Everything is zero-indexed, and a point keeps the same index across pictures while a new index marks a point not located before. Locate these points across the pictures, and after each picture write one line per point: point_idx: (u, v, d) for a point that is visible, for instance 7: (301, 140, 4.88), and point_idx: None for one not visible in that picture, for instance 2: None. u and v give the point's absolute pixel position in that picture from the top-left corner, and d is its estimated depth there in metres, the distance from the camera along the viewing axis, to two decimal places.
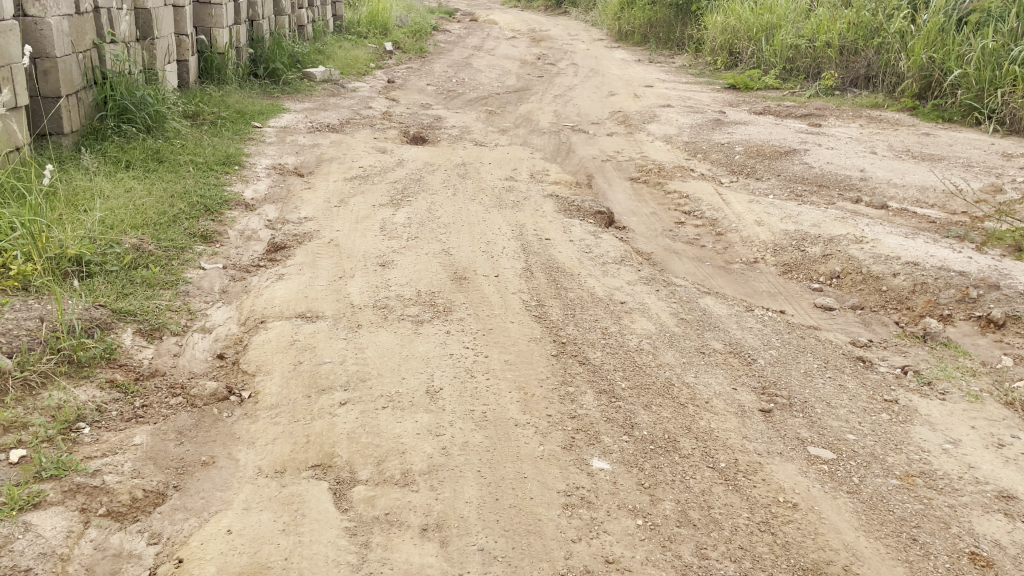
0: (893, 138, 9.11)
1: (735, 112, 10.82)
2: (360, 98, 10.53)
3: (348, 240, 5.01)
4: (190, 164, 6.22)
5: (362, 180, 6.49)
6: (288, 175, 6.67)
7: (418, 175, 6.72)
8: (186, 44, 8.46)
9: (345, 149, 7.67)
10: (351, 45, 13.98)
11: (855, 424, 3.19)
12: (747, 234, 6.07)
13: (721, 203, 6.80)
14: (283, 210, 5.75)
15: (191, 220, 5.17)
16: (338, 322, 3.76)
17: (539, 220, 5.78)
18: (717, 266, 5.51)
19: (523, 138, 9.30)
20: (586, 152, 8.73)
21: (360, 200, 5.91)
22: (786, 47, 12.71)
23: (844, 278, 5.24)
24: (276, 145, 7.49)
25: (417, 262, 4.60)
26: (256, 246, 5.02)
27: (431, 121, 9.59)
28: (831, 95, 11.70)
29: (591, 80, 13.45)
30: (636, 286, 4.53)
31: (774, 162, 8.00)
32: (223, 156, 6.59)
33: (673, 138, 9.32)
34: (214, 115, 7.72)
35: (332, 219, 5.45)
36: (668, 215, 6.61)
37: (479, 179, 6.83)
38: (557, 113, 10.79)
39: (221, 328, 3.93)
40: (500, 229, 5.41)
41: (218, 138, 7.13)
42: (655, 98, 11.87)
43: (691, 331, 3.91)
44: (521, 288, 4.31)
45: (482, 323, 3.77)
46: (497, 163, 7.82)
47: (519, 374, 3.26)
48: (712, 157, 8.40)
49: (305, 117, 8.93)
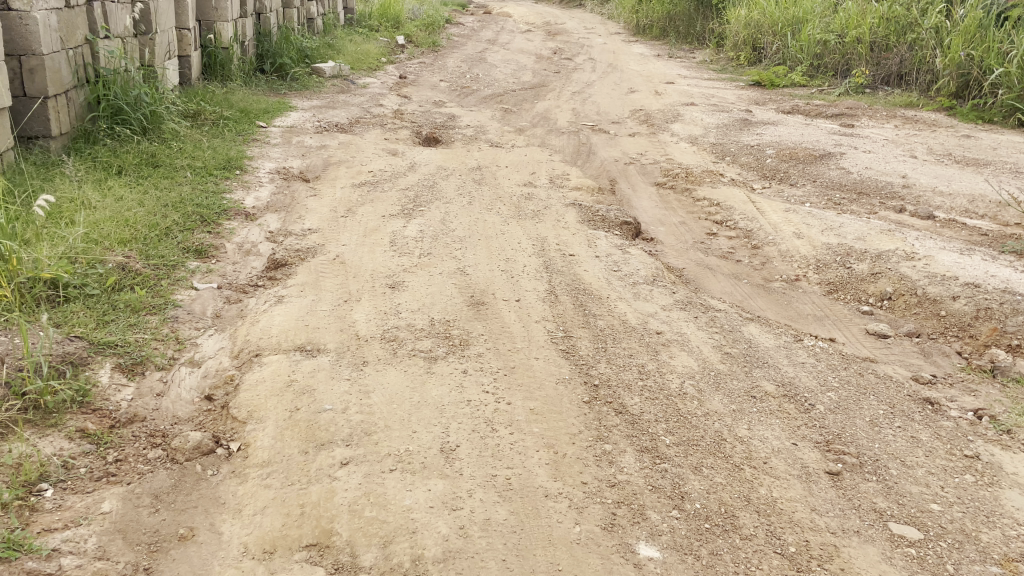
0: (933, 140, 8.61)
1: (762, 110, 10.33)
2: (370, 95, 10.11)
3: (354, 257, 4.59)
4: (188, 169, 5.82)
5: (371, 187, 6.07)
6: (292, 180, 6.26)
7: (430, 181, 6.30)
8: (188, 39, 8.06)
9: (354, 151, 7.25)
10: (362, 39, 13.57)
11: (939, 490, 2.75)
12: (786, 247, 5.62)
13: (756, 212, 6.34)
14: (285, 220, 5.34)
15: (185, 233, 4.78)
16: (342, 358, 3.34)
17: (561, 232, 5.35)
18: (756, 285, 5.06)
19: (540, 138, 8.86)
20: (607, 154, 8.28)
21: (368, 210, 5.49)
22: (813, 42, 12.19)
23: (897, 300, 4.77)
24: (280, 147, 7.08)
25: (430, 284, 4.18)
26: (255, 263, 4.61)
27: (444, 120, 9.17)
28: (861, 94, 11.18)
29: (610, 76, 12.97)
30: (671, 311, 4.09)
31: (809, 166, 7.53)
32: (224, 160, 6.19)
33: (699, 139, 8.85)
34: (215, 114, 7.33)
35: (338, 232, 5.03)
36: (699, 226, 6.16)
37: (496, 185, 6.39)
38: (576, 111, 10.35)
39: (212, 361, 3.52)
40: (520, 244, 4.98)
41: (219, 139, 6.73)
42: (677, 95, 11.38)
43: (737, 370, 3.47)
44: (545, 315, 3.88)
45: (503, 360, 3.34)
46: (514, 167, 7.39)
47: (548, 427, 2.84)
48: (740, 161, 7.93)
49: (312, 115, 8.53)
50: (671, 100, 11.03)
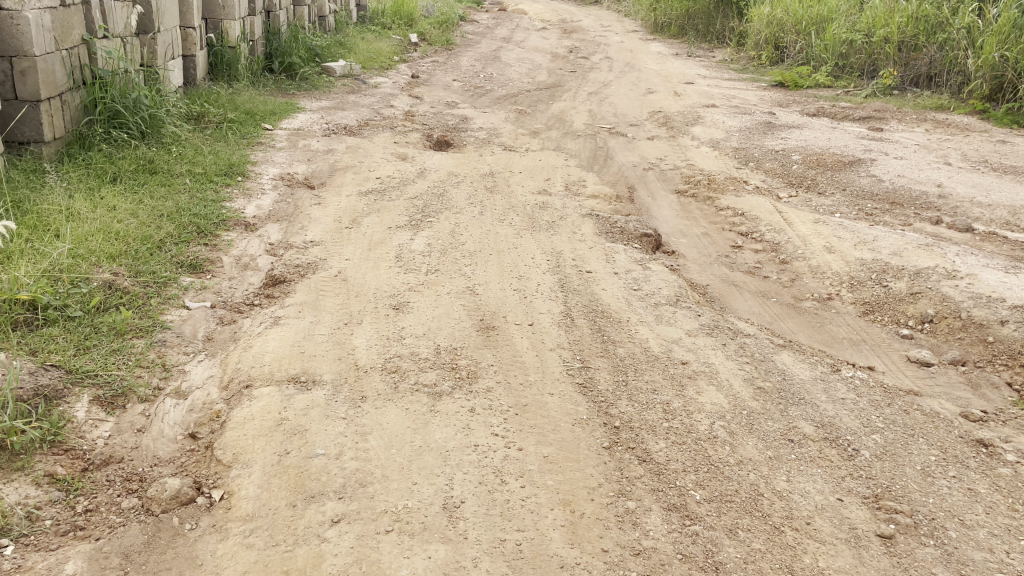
0: (966, 145, 8.25)
1: (786, 113, 9.97)
2: (381, 96, 9.84)
3: (358, 273, 4.31)
4: (187, 175, 5.57)
5: (379, 194, 5.80)
6: (297, 187, 5.99)
7: (441, 188, 6.01)
8: (193, 38, 7.81)
9: (363, 155, 6.98)
10: (374, 37, 13.29)
11: (1005, 557, 2.44)
12: (816, 262, 5.30)
13: (783, 223, 6.02)
14: (287, 231, 5.07)
15: (179, 245, 4.52)
16: (339, 391, 3.06)
17: (578, 246, 5.05)
18: (785, 305, 4.75)
19: (555, 141, 8.55)
20: (625, 159, 7.98)
21: (374, 220, 5.21)
22: (838, 41, 11.82)
23: (939, 323, 4.46)
24: (286, 151, 6.82)
25: (437, 305, 3.89)
26: (253, 279, 4.34)
27: (456, 122, 8.88)
28: (889, 95, 10.80)
29: (627, 75, 12.64)
30: (698, 337, 3.79)
31: (838, 174, 7.19)
32: (226, 166, 5.93)
33: (721, 143, 8.52)
34: (220, 116, 7.08)
35: (342, 245, 4.76)
36: (723, 238, 5.84)
37: (509, 193, 6.11)
38: (592, 112, 10.03)
39: (199, 391, 3.25)
40: (534, 259, 4.68)
41: (222, 144, 6.48)
42: (697, 96, 11.03)
43: (772, 408, 3.17)
44: (561, 341, 3.59)
45: (514, 396, 3.05)
46: (528, 172, 7.09)
47: (563, 479, 2.56)
48: (765, 167, 7.59)
49: (320, 117, 8.27)
50: (691, 101, 10.70)
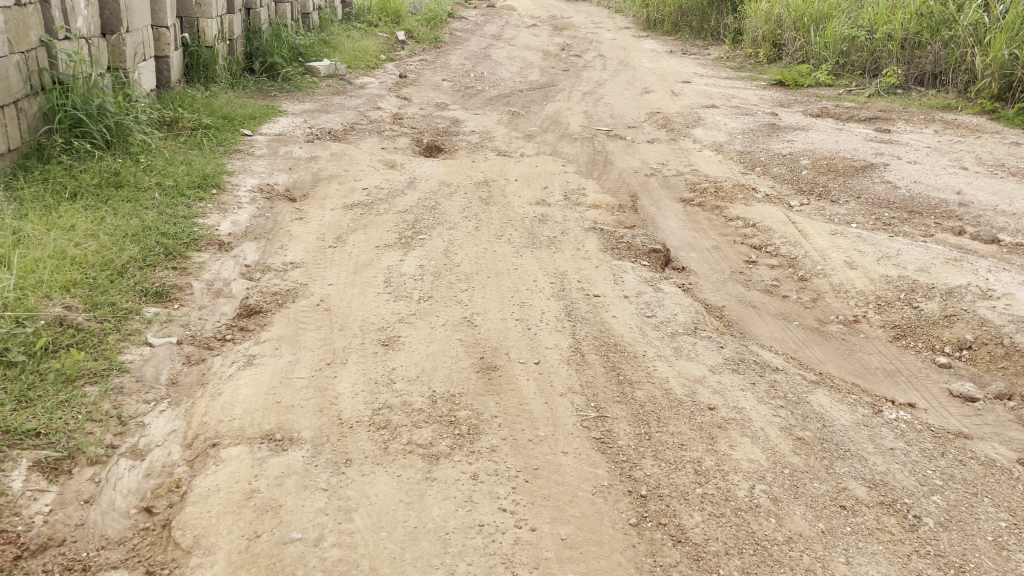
0: (980, 147, 7.90)
1: (789, 114, 9.59)
2: (367, 97, 9.40)
3: (342, 301, 3.89)
4: (156, 189, 5.13)
5: (365, 208, 5.37)
6: (277, 200, 5.56)
7: (432, 200, 5.60)
8: (166, 38, 7.35)
9: (348, 162, 6.56)
10: (360, 35, 12.83)
11: None
12: (838, 279, 4.91)
13: (798, 235, 5.63)
14: (265, 252, 4.64)
15: (143, 270, 4.08)
16: (320, 453, 2.65)
17: (583, 265, 4.64)
18: (810, 329, 4.37)
19: (551, 145, 8.14)
20: (625, 164, 7.58)
21: (360, 238, 4.79)
22: (839, 38, 11.46)
23: (978, 349, 4.09)
24: (265, 159, 6.38)
25: (431, 340, 3.48)
26: (226, 308, 3.91)
27: (447, 125, 8.46)
28: (893, 95, 10.44)
29: (622, 74, 12.24)
30: (723, 375, 3.39)
31: (850, 180, 6.80)
32: (200, 177, 5.49)
33: (724, 146, 8.14)
34: (194, 121, 6.63)
35: (324, 268, 4.34)
36: (735, 253, 5.46)
37: (505, 205, 5.70)
38: (588, 114, 9.63)
39: (159, 450, 2.83)
40: (536, 281, 4.27)
41: (195, 152, 6.04)
42: (695, 96, 10.64)
43: (816, 464, 2.77)
44: (571, 383, 3.18)
45: (522, 457, 2.65)
46: (524, 180, 6.68)
47: (587, 570, 2.20)
48: (772, 173, 7.20)
49: (303, 121, 7.83)
50: (690, 101, 10.31)
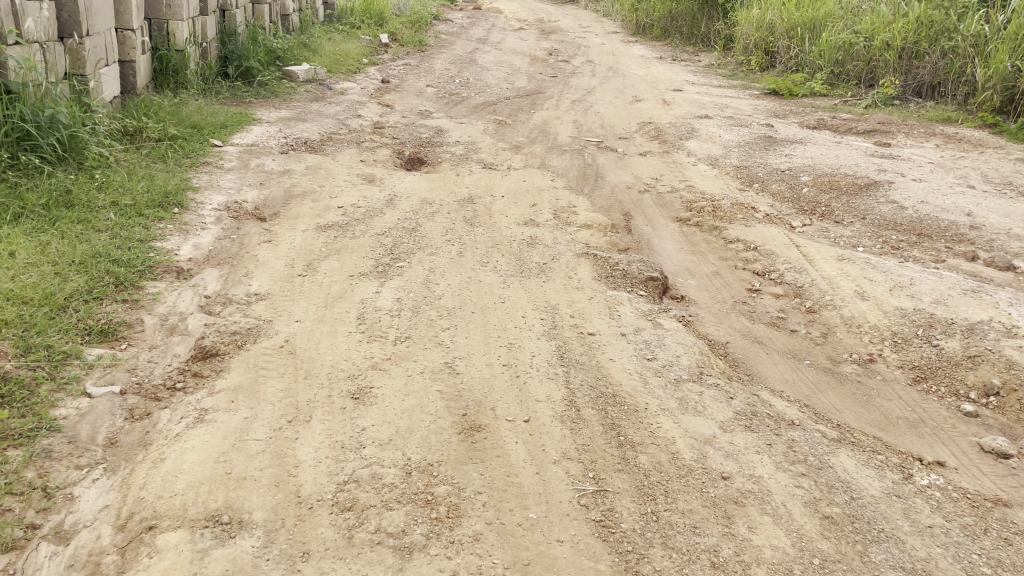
0: (984, 163, 7.62)
1: (784, 125, 9.28)
2: (347, 104, 8.99)
3: (309, 343, 3.50)
4: (111, 209, 4.72)
5: (340, 229, 4.98)
6: (244, 219, 5.16)
7: (413, 221, 5.21)
8: (131, 41, 6.92)
9: (324, 176, 6.16)
10: (341, 37, 12.42)
11: None
12: (849, 312, 4.57)
13: (803, 260, 5.29)
14: (228, 281, 4.24)
15: (88, 304, 3.68)
16: (273, 543, 2.33)
17: (576, 296, 4.27)
18: (821, 370, 4.02)
19: (539, 157, 7.77)
20: (617, 178, 7.23)
21: (333, 264, 4.39)
22: (834, 47, 11.19)
23: (1007, 396, 3.76)
24: (235, 172, 5.97)
25: (407, 391, 3.09)
26: (179, 349, 3.51)
27: (430, 135, 8.08)
28: (891, 106, 10.16)
29: (612, 81, 11.89)
30: (736, 434, 3.03)
31: (853, 199, 6.48)
32: (161, 194, 5.08)
33: (720, 160, 7.81)
34: (158, 131, 6.20)
35: (291, 301, 3.94)
36: (737, 279, 5.11)
37: (492, 226, 5.33)
38: (577, 123, 9.28)
39: (87, 532, 2.43)
40: (525, 316, 3.89)
41: (158, 166, 5.62)
42: (688, 105, 10.31)
43: (849, 552, 2.43)
44: (566, 445, 2.81)
45: (510, 548, 2.32)
46: (511, 197, 6.30)
47: None
48: (771, 190, 6.87)
49: (278, 130, 7.42)
50: (683, 111, 9.98)
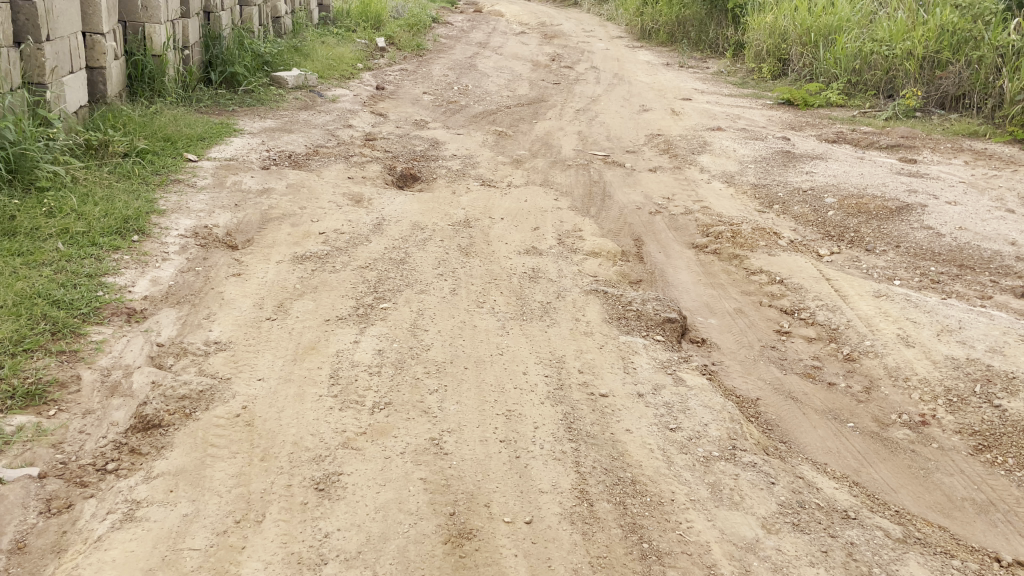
0: (1019, 183, 7.10)
1: (801, 138, 8.75)
2: (338, 113, 8.46)
3: (270, 410, 2.95)
4: (59, 237, 4.21)
5: (319, 260, 4.44)
6: (213, 247, 4.62)
7: (402, 250, 4.68)
8: (100, 46, 6.40)
9: (307, 196, 5.63)
10: (335, 41, 11.89)
11: None
12: (893, 361, 4.04)
13: (836, 297, 4.76)
14: (186, 325, 3.70)
15: (15, 360, 3.15)
16: None
17: (585, 345, 3.73)
18: (868, 435, 3.50)
19: (542, 173, 7.24)
20: (626, 197, 6.70)
21: (307, 305, 3.85)
22: (851, 55, 10.69)
23: None
24: (208, 192, 5.45)
25: (384, 480, 2.56)
26: (116, 415, 2.96)
27: (425, 148, 7.55)
28: (912, 118, 9.65)
29: (617, 89, 11.36)
30: (782, 538, 2.51)
31: (884, 223, 5.94)
32: (120, 218, 4.57)
33: (736, 177, 7.28)
34: (126, 144, 5.68)
35: (255, 353, 3.40)
36: (763, 319, 4.57)
37: (490, 256, 4.80)
38: (582, 135, 8.75)
39: None
40: (525, 370, 3.35)
41: (121, 185, 5.10)
42: (698, 116, 9.78)
43: None
44: (575, 560, 2.32)
45: None
46: (511, 220, 5.77)
47: None
48: (793, 212, 6.34)
49: (260, 142, 6.89)
50: (693, 122, 9.46)
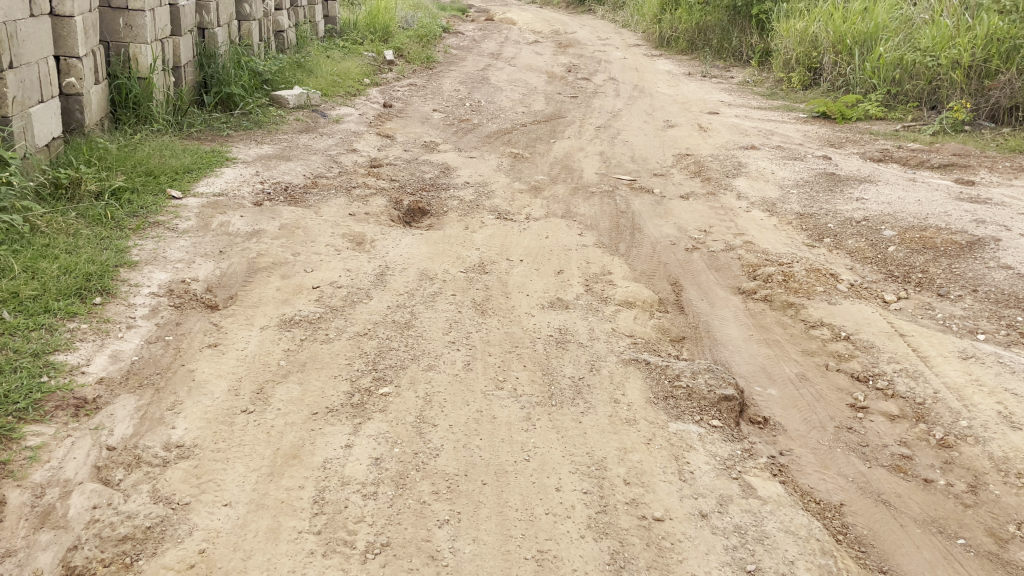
0: None
1: (844, 157, 8.06)
2: (341, 136, 7.83)
3: (234, 558, 2.34)
4: (4, 304, 3.60)
5: (309, 326, 3.79)
6: (189, 308, 3.98)
7: (407, 309, 4.03)
8: (76, 71, 5.79)
9: (302, 238, 4.99)
10: (341, 54, 11.26)
11: None
12: (999, 451, 3.36)
13: (916, 360, 4.07)
14: (144, 420, 3.05)
15: None
16: None
17: (630, 439, 3.06)
18: (981, 558, 2.84)
19: (563, 202, 6.57)
20: (658, 230, 6.03)
21: (291, 390, 3.19)
22: (891, 65, 9.98)
23: None
24: (190, 237, 4.81)
25: None
26: (41, 561, 2.34)
27: (435, 174, 6.91)
28: (962, 133, 8.94)
29: (638, 103, 10.67)
30: None
31: (955, 262, 5.24)
32: (82, 275, 3.95)
33: (778, 204, 6.60)
34: (99, 182, 5.07)
35: (224, 463, 2.74)
36: (833, 388, 3.88)
37: (509, 313, 4.14)
38: (605, 156, 8.09)
39: None
40: (558, 485, 2.70)
41: (89, 233, 4.49)
42: (728, 132, 9.09)
43: None
44: None
45: None
46: (531, 263, 5.10)
47: None
48: (847, 248, 5.66)
49: (254, 173, 6.27)
50: (724, 139, 8.78)
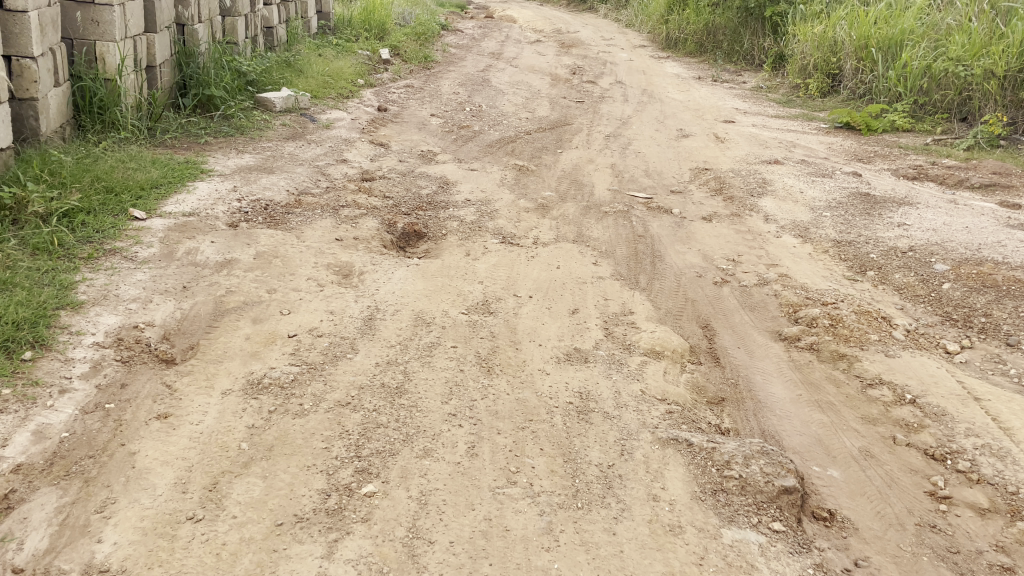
0: None
1: (874, 173, 7.46)
2: (331, 144, 7.18)
3: None
4: None
5: (281, 392, 3.14)
6: (139, 363, 3.33)
7: (399, 367, 3.40)
8: (31, 73, 5.14)
9: (281, 269, 4.36)
10: (333, 52, 10.59)
11: None
12: None
13: (999, 433, 3.44)
14: (64, 529, 2.42)
15: None
16: None
17: (677, 560, 2.45)
18: None
19: (574, 223, 5.94)
20: (681, 258, 5.40)
21: (253, 488, 2.59)
22: (918, 73, 9.35)
23: None
24: (151, 268, 4.17)
25: None
26: None
27: (433, 190, 6.28)
28: (998, 147, 8.32)
29: (649, 109, 10.04)
30: None
31: (1021, 303, 4.62)
32: (10, 323, 3.31)
33: (810, 229, 5.97)
34: (48, 203, 4.42)
35: None
36: (906, 470, 3.25)
37: (519, 370, 3.51)
38: (616, 169, 7.45)
39: None
40: None
41: (26, 266, 3.84)
42: (747, 143, 8.47)
43: None
44: None
45: None
46: (542, 300, 4.47)
47: None
48: (894, 284, 5.03)
49: (230, 187, 5.60)
50: (742, 151, 8.16)
